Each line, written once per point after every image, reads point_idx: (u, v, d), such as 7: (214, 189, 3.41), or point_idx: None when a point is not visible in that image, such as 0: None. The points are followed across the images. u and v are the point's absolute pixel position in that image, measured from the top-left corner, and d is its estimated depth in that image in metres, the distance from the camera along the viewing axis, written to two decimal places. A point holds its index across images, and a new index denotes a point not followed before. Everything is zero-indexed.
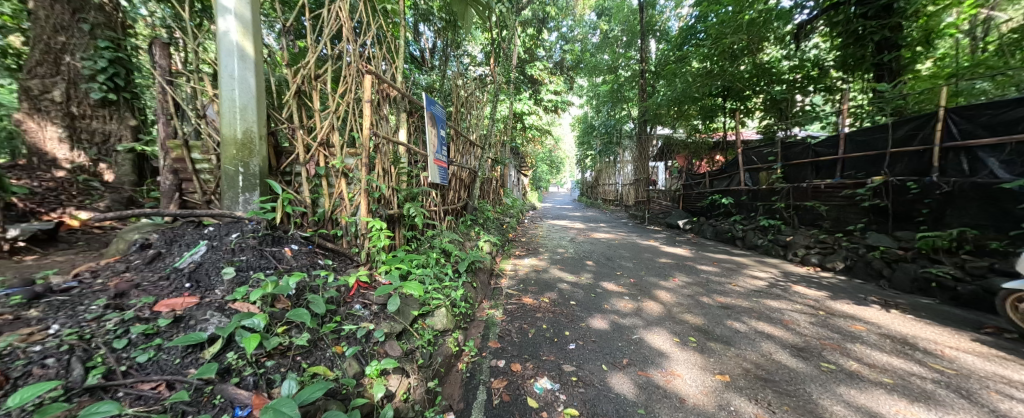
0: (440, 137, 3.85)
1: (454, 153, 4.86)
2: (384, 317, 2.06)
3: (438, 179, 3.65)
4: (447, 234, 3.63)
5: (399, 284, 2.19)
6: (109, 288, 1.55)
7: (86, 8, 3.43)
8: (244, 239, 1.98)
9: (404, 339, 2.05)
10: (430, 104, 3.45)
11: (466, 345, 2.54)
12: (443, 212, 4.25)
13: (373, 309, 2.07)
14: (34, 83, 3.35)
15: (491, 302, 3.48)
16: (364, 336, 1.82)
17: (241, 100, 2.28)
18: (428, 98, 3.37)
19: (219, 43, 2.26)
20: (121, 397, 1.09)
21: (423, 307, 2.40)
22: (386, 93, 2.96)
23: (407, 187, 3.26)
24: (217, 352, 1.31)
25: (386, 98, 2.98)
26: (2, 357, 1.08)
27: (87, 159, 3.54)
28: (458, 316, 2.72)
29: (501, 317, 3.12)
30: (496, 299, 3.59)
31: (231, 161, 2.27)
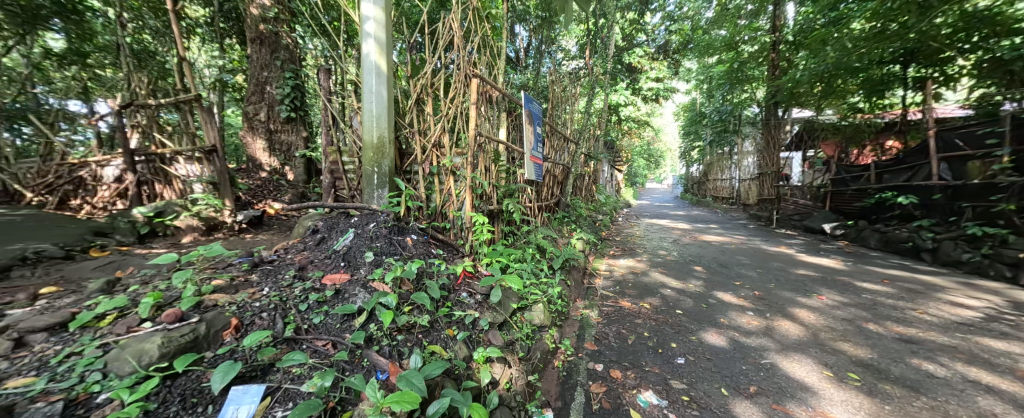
0: (538, 133, 3.81)
1: (550, 149, 4.84)
2: (487, 306, 2.15)
3: (535, 176, 3.63)
4: (541, 231, 3.66)
5: (500, 276, 2.26)
6: (295, 262, 2.02)
7: (280, 48, 4.94)
8: (378, 227, 2.28)
9: (504, 330, 2.14)
10: (528, 101, 3.45)
11: (562, 343, 2.53)
12: (537, 209, 4.26)
13: (477, 298, 2.17)
14: (250, 108, 4.92)
15: (585, 302, 3.39)
16: (472, 323, 1.95)
17: (377, 111, 2.66)
18: (525, 96, 3.39)
19: (363, 64, 2.67)
20: (305, 349, 1.41)
21: (522, 301, 2.46)
22: (489, 94, 3.06)
23: (506, 184, 3.33)
24: (363, 322, 1.57)
25: (489, 99, 3.09)
26: (239, 307, 1.54)
27: (278, 163, 5.01)
28: (553, 313, 2.72)
29: (597, 319, 3.00)
30: (590, 299, 3.48)
31: (370, 162, 2.67)
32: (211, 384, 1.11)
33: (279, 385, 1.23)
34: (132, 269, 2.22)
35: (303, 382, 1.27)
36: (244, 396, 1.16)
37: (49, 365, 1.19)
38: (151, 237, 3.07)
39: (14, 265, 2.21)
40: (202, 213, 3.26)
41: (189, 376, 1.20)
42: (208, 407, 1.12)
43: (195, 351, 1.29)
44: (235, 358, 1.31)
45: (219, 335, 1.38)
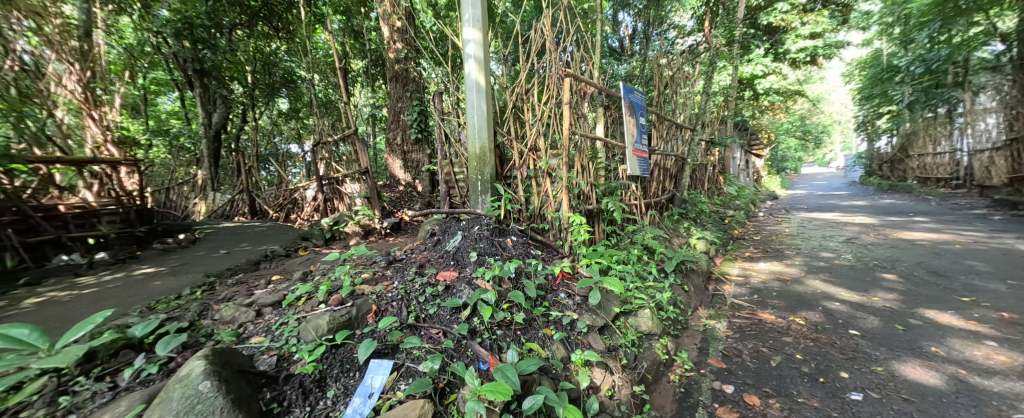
0: (642, 124, 3.47)
1: (657, 140, 4.42)
2: (587, 309, 2.08)
3: (640, 171, 3.35)
4: (649, 230, 3.38)
5: (600, 279, 2.12)
6: (417, 260, 2.36)
7: (408, 82, 5.85)
8: (481, 230, 2.49)
9: (606, 335, 2.03)
10: (627, 92, 3.19)
11: (678, 355, 2.29)
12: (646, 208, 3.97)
13: (576, 299, 2.11)
14: (392, 135, 5.98)
15: (710, 311, 2.98)
16: (569, 324, 1.91)
17: (479, 124, 2.90)
18: (625, 86, 3.14)
19: (465, 83, 2.94)
20: (422, 335, 1.58)
21: (626, 305, 2.31)
22: (584, 91, 2.92)
23: (606, 182, 3.18)
24: (467, 315, 1.70)
25: (585, 96, 2.99)
26: (378, 296, 1.79)
27: (410, 178, 5.93)
28: (666, 321, 2.45)
29: (726, 332, 2.60)
30: (716, 308, 3.05)
31: (475, 171, 2.94)
32: (358, 355, 1.30)
33: (403, 362, 1.39)
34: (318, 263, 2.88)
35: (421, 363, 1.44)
36: (378, 366, 1.32)
37: (270, 330, 1.58)
38: (332, 240, 4.03)
39: (261, 260, 3.17)
40: (362, 221, 4.11)
41: (345, 348, 1.40)
42: (356, 374, 1.32)
43: (349, 328, 1.53)
44: (374, 337, 1.51)
45: (364, 318, 1.61)
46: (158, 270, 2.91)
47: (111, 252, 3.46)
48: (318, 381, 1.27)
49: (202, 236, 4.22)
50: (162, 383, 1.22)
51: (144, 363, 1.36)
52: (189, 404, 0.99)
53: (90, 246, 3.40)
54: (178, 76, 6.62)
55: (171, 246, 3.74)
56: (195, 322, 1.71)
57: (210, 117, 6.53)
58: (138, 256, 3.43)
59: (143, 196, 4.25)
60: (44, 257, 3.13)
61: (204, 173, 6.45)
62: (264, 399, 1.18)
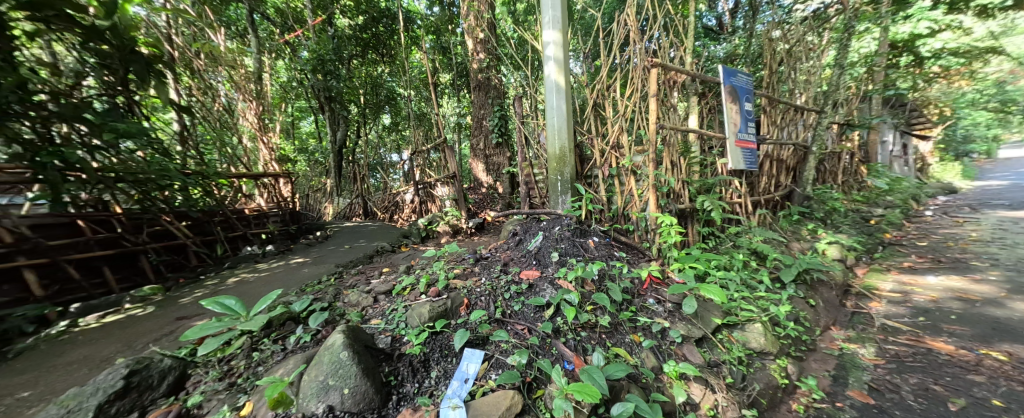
0: (749, 110, 2.74)
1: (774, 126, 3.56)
2: (680, 316, 1.83)
3: (744, 166, 2.68)
4: (759, 233, 2.71)
5: (695, 286, 1.86)
6: (502, 258, 2.46)
7: (490, 89, 6.14)
8: (562, 230, 2.51)
9: (705, 347, 1.76)
10: (731, 75, 2.59)
11: (805, 383, 1.80)
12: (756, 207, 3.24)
13: (667, 306, 1.87)
14: (476, 141, 6.32)
15: (849, 334, 2.26)
16: (660, 332, 1.71)
17: (558, 124, 2.92)
18: (727, 69, 2.56)
19: (546, 85, 2.99)
20: (510, 329, 1.64)
21: (730, 317, 1.92)
22: (675, 80, 2.53)
23: (702, 179, 2.68)
24: (551, 314, 1.70)
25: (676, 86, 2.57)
26: (469, 291, 1.92)
27: (493, 181, 6.16)
28: (784, 341, 1.95)
29: (876, 361, 1.94)
30: (859, 331, 2.28)
31: (554, 172, 2.99)
32: (455, 343, 1.40)
33: (492, 354, 1.44)
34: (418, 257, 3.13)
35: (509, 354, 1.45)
36: (472, 354, 1.39)
37: (386, 314, 1.74)
38: (427, 238, 4.42)
39: (374, 254, 3.60)
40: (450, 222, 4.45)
41: (443, 335, 1.51)
42: (453, 359, 1.40)
43: (446, 317, 1.66)
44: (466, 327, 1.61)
45: (456, 310, 1.73)
46: (304, 260, 3.56)
47: (276, 245, 4.29)
48: (424, 361, 1.38)
49: (330, 235, 5.06)
50: (314, 351, 1.44)
51: (304, 333, 1.63)
52: (335, 368, 1.18)
53: (263, 240, 4.23)
54: (313, 103, 8.14)
55: (312, 242, 4.54)
56: (330, 301, 1.97)
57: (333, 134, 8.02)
58: (291, 250, 4.18)
59: (292, 201, 5.15)
60: (238, 248, 3.92)
61: (331, 182, 8.27)
62: (383, 372, 1.31)
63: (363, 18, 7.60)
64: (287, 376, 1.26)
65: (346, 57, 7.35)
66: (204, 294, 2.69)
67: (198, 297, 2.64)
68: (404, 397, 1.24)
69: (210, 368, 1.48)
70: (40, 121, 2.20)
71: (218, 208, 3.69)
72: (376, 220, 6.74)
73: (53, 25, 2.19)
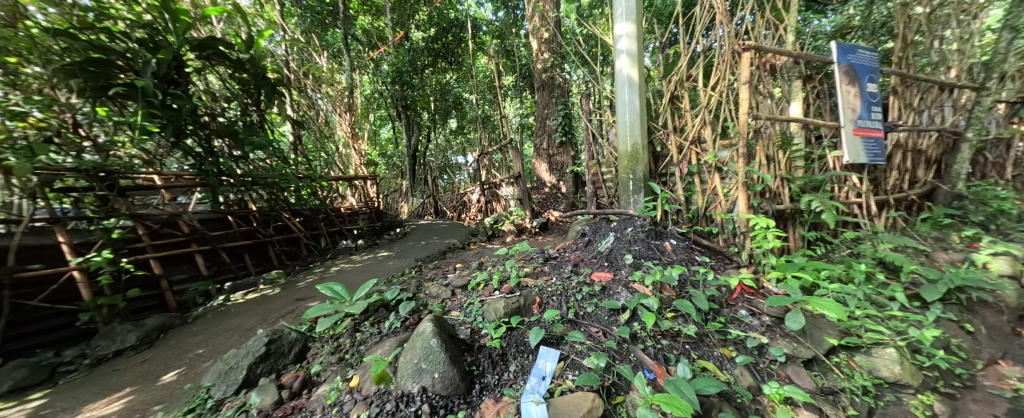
0: (874, 92, 2.23)
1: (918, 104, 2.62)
2: (781, 332, 1.58)
3: (863, 158, 2.17)
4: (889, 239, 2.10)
5: (803, 298, 1.60)
6: (571, 259, 2.40)
7: (554, 89, 6.08)
8: (636, 232, 2.37)
9: (816, 371, 1.46)
10: (846, 53, 2.17)
11: None
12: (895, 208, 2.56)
13: (765, 320, 1.64)
14: (540, 141, 6.31)
15: None
16: (757, 348, 1.49)
17: (630, 120, 2.78)
18: (839, 46, 2.15)
19: (617, 80, 2.87)
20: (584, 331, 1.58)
21: (849, 339, 1.53)
22: (773, 63, 2.24)
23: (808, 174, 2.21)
24: (627, 319, 1.59)
25: (773, 70, 2.26)
26: (540, 290, 1.91)
27: (556, 181, 6.09)
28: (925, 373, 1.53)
29: None
30: None
31: (626, 170, 2.85)
32: (529, 340, 1.37)
33: (567, 354, 1.39)
34: (488, 255, 3.20)
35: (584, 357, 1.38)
36: (548, 353, 1.36)
37: (463, 307, 1.80)
38: (493, 236, 4.53)
39: (446, 250, 3.80)
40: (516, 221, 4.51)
41: (516, 331, 1.50)
42: (528, 356, 1.38)
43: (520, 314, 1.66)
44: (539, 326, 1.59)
45: (529, 308, 1.74)
46: (387, 254, 3.89)
47: (365, 239, 4.76)
48: (503, 354, 1.39)
49: (408, 231, 5.46)
50: (406, 336, 1.52)
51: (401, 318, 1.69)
52: (426, 352, 1.22)
53: (356, 235, 4.73)
54: (391, 111, 8.91)
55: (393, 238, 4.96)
56: (413, 291, 2.11)
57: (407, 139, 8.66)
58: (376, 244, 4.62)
59: (376, 200, 5.66)
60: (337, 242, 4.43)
61: (406, 183, 8.97)
62: (466, 361, 1.35)
63: (435, 29, 7.94)
64: (387, 356, 1.35)
65: (420, 67, 7.89)
66: (314, 279, 3.10)
67: (311, 282, 3.04)
68: (485, 387, 1.26)
69: (325, 342, 1.65)
70: (206, 136, 2.92)
71: (324, 207, 4.20)
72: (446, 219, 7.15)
73: (213, 61, 3.03)
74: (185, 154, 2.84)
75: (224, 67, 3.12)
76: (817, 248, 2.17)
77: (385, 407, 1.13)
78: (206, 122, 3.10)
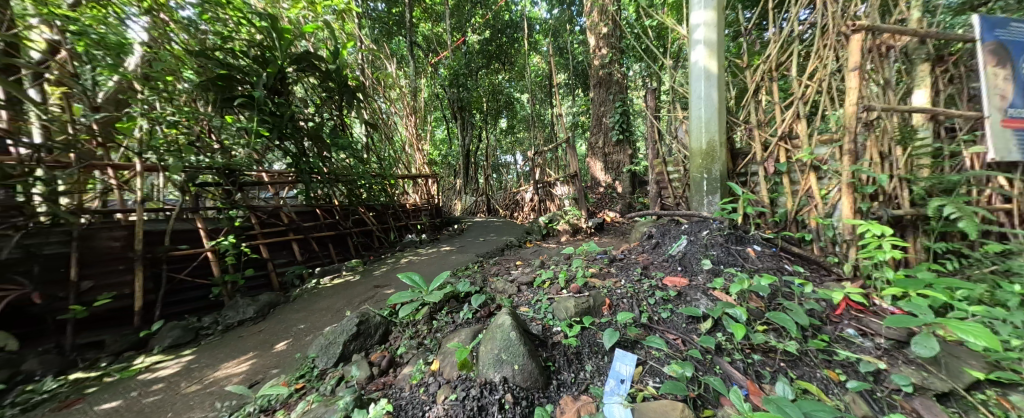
0: None
1: None
2: (903, 358, 1.36)
3: (1008, 155, 1.80)
4: None
5: (935, 318, 1.35)
6: (639, 262, 2.29)
7: (612, 85, 5.89)
8: (713, 235, 2.20)
9: (953, 408, 1.20)
10: (991, 29, 1.81)
11: None
12: None
13: (879, 342, 1.43)
14: (596, 139, 6.14)
15: None
16: (872, 374, 1.30)
17: (706, 115, 2.58)
18: (982, 20, 1.80)
19: (691, 73, 2.68)
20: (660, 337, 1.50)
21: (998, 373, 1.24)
22: (889, 46, 1.94)
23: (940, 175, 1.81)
24: (709, 328, 1.48)
25: (890, 54, 1.97)
26: (608, 292, 1.85)
27: (611, 180, 5.87)
28: None
29: None
30: None
31: (698, 169, 2.65)
32: (603, 341, 1.34)
33: (645, 360, 1.34)
34: (546, 254, 3.18)
35: (665, 364, 1.31)
36: (624, 356, 1.32)
37: (531, 304, 1.82)
38: (548, 235, 4.52)
39: (505, 247, 3.87)
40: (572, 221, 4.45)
41: (588, 331, 1.48)
42: (603, 357, 1.35)
43: (590, 315, 1.63)
44: (612, 328, 1.54)
45: (599, 309, 1.69)
46: (449, 249, 4.06)
47: (427, 234, 5.02)
48: (578, 353, 1.37)
49: (465, 228, 5.64)
50: (479, 327, 1.58)
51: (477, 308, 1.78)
52: (506, 344, 1.26)
53: (419, 229, 5.02)
54: (448, 112, 9.27)
55: (452, 234, 5.18)
56: (480, 285, 2.17)
57: (463, 139, 8.96)
58: (438, 239, 4.86)
59: (436, 198, 5.93)
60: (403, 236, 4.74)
61: (460, 181, 9.32)
62: (541, 356, 1.36)
63: (490, 31, 8.10)
64: (466, 345, 1.41)
65: (476, 69, 8.05)
66: (386, 269, 3.34)
67: (385, 271, 3.30)
68: (563, 384, 1.25)
69: (403, 328, 1.77)
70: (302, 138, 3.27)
71: (393, 202, 4.52)
72: (499, 217, 7.27)
73: (306, 72, 3.41)
74: (285, 155, 3.22)
75: (315, 77, 3.50)
76: (948, 262, 1.83)
77: (470, 392, 1.17)
78: (301, 125, 3.48)
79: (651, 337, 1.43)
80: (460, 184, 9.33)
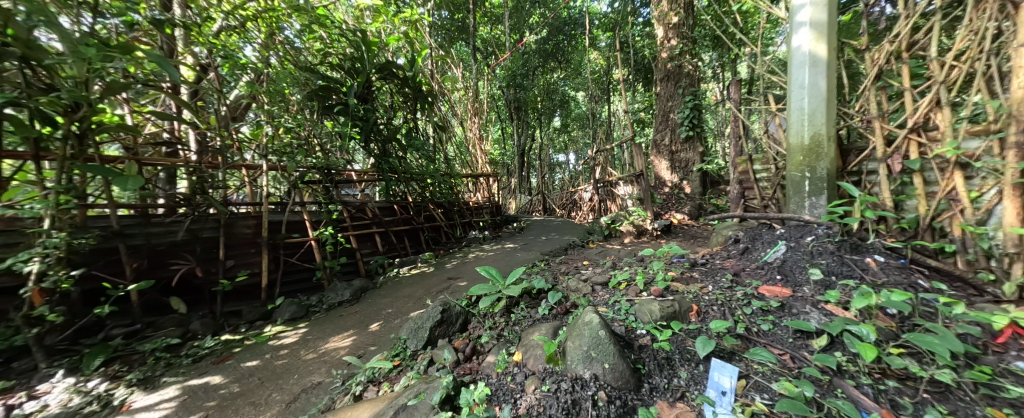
0: None
1: None
2: None
3: None
4: None
5: None
6: (727, 268, 2.10)
7: (682, 77, 5.47)
8: (821, 243, 1.95)
9: None
10: None
11: None
12: None
13: None
14: (659, 136, 5.69)
15: None
16: None
17: (810, 106, 2.26)
18: None
19: (792, 60, 2.37)
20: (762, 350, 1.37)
21: None
22: None
23: None
24: (825, 346, 1.31)
25: None
26: (694, 297, 1.74)
27: (678, 179, 5.43)
28: None
29: None
30: None
31: (798, 167, 2.35)
32: (696, 349, 1.25)
33: (748, 373, 1.23)
34: (613, 255, 3.05)
35: (774, 381, 1.19)
36: (723, 366, 1.22)
37: (609, 304, 1.77)
38: (610, 236, 4.34)
39: (566, 247, 3.80)
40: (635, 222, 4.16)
41: (677, 337, 1.41)
42: (699, 366, 1.27)
43: (678, 320, 1.54)
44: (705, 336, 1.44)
45: (686, 314, 1.59)
46: (512, 246, 4.11)
47: (488, 231, 5.15)
48: (669, 359, 1.31)
49: (524, 226, 5.67)
50: (560, 323, 1.59)
51: (554, 305, 1.78)
52: (595, 342, 1.25)
53: (482, 226, 5.16)
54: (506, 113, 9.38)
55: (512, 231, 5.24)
56: (552, 283, 2.16)
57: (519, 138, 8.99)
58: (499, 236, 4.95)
59: (496, 196, 6.04)
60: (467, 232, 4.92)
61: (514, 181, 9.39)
62: (629, 358, 1.32)
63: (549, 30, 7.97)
64: (550, 339, 1.43)
65: (531, 69, 8.10)
66: (455, 263, 3.51)
67: (454, 264, 3.46)
68: (655, 389, 1.19)
69: (482, 318, 1.84)
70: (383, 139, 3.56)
71: (458, 200, 4.70)
72: (556, 217, 7.15)
73: (386, 78, 3.69)
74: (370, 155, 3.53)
75: (393, 84, 3.79)
76: None
77: (562, 385, 1.18)
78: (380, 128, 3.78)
79: (753, 349, 1.32)
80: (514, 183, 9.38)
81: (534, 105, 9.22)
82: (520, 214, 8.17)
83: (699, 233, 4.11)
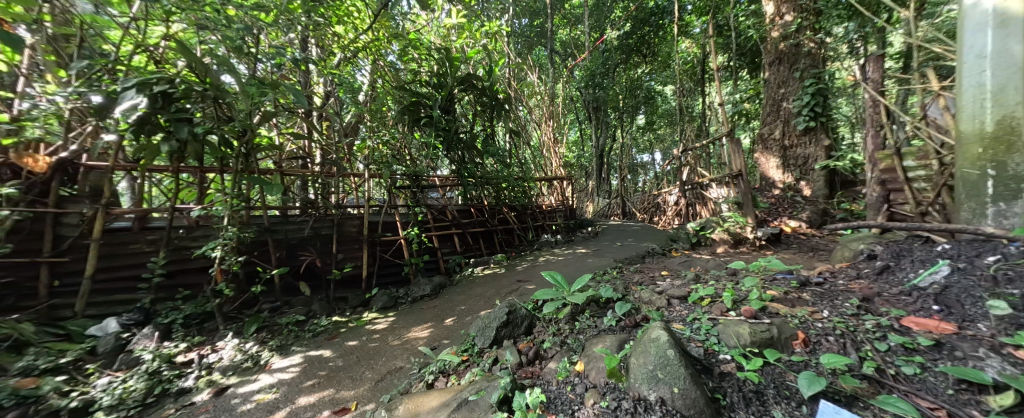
0: None
1: None
2: None
3: None
4: None
5: None
6: (853, 290, 1.68)
7: (800, 59, 4.62)
8: (1011, 264, 1.43)
9: None
10: None
11: None
12: None
13: None
14: (767, 130, 4.97)
15: None
16: None
17: (996, 81, 1.68)
18: None
19: (965, 21, 1.78)
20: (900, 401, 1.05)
21: None
22: None
23: None
24: (1012, 406, 0.93)
25: None
26: (802, 322, 1.45)
27: (794, 179, 4.60)
28: None
29: None
30: None
31: (975, 162, 1.78)
32: (798, 386, 1.03)
33: None
34: (699, 266, 2.73)
35: None
36: (834, 412, 0.97)
37: (687, 322, 1.58)
38: (699, 245, 3.89)
39: (646, 254, 3.52)
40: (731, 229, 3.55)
41: (773, 370, 1.19)
42: (801, 407, 1.04)
43: (774, 348, 1.30)
44: (812, 372, 1.19)
45: (788, 343, 1.33)
46: (585, 251, 3.98)
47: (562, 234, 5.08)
48: (758, 393, 1.11)
49: (600, 231, 5.43)
50: (629, 337, 1.48)
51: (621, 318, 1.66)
52: (662, 362, 1.13)
53: (556, 229, 5.13)
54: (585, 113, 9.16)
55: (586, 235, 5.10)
56: (622, 293, 2.03)
57: (600, 139, 8.67)
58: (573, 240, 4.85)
59: (570, 199, 5.95)
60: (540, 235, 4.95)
61: (592, 184, 9.10)
62: (707, 386, 1.16)
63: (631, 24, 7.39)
64: (614, 353, 1.34)
65: (613, 66, 7.70)
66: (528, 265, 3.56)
67: (525, 267, 3.51)
68: None
69: (547, 324, 1.82)
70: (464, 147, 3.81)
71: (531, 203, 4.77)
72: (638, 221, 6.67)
73: (467, 89, 3.96)
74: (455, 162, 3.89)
75: (473, 94, 4.07)
76: None
77: (623, 404, 1.11)
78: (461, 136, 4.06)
79: (881, 396, 1.03)
80: (591, 185, 9.08)
81: (616, 103, 8.78)
82: (598, 218, 7.82)
83: (820, 245, 3.39)
